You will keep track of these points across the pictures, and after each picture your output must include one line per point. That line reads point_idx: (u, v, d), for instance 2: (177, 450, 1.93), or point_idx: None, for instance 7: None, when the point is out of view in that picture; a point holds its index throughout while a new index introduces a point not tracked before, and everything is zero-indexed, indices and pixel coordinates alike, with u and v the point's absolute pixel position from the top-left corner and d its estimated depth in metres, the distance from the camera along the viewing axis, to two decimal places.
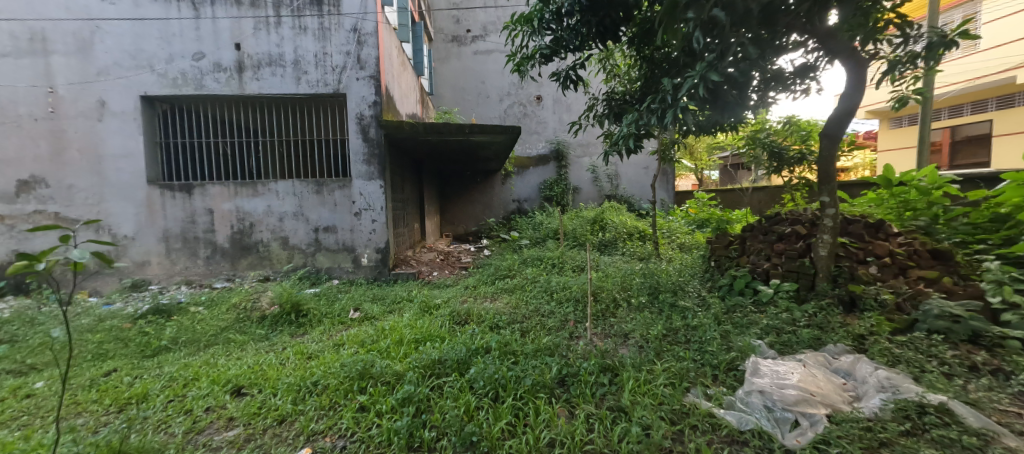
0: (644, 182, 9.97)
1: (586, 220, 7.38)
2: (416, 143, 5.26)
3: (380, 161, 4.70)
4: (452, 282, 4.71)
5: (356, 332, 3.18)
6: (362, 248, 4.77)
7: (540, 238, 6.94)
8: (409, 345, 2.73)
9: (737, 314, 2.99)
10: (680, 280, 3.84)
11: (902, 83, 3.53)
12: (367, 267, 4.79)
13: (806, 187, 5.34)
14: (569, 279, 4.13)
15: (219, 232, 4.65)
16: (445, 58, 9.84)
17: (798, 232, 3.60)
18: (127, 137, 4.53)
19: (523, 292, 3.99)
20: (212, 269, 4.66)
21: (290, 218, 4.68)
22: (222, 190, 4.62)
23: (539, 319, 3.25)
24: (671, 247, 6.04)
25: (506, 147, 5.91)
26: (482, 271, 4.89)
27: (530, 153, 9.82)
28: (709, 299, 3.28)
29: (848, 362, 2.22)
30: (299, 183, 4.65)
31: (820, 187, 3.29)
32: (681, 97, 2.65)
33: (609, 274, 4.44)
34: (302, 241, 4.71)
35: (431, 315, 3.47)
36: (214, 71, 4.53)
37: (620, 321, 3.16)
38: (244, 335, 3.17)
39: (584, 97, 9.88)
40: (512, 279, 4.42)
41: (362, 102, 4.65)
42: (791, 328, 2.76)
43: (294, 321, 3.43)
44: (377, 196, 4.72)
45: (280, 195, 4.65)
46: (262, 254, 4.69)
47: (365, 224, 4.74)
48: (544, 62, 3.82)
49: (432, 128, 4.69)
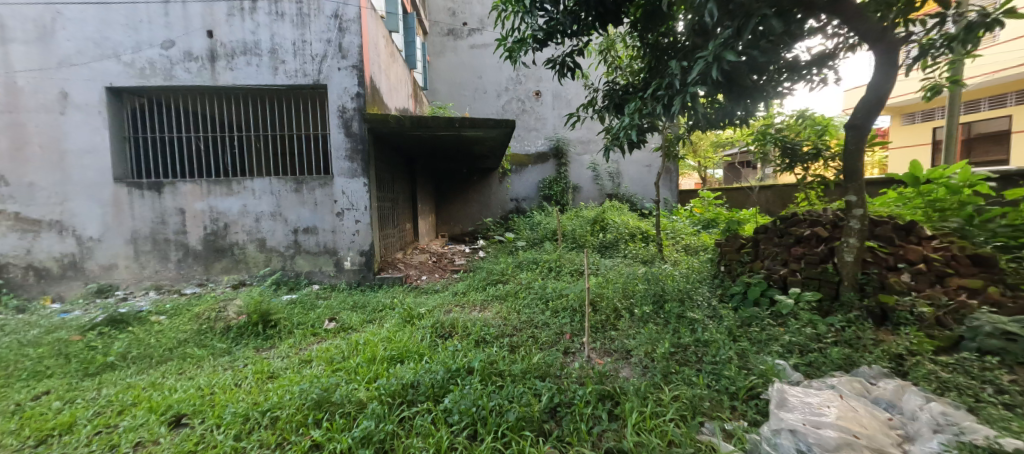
0: (646, 180, 9.61)
1: (587, 220, 7.05)
2: (405, 139, 4.93)
3: (363, 157, 4.37)
4: (441, 288, 4.39)
5: (328, 347, 2.85)
6: (345, 251, 4.44)
7: (537, 239, 6.60)
8: (381, 365, 2.40)
9: (753, 328, 2.66)
10: (687, 287, 3.50)
11: (934, 70, 3.17)
12: (351, 271, 4.47)
13: (822, 185, 5.00)
14: (566, 285, 3.79)
15: (191, 234, 4.34)
16: (441, 52, 9.49)
17: (818, 234, 3.26)
18: (92, 132, 4.21)
19: (515, 299, 3.66)
20: (184, 273, 4.35)
21: (267, 218, 4.36)
22: (194, 188, 4.30)
23: (531, 331, 2.92)
24: (676, 250, 5.70)
25: (501, 143, 5.58)
26: (474, 276, 4.55)
27: (530, 149, 9.49)
28: (722, 310, 2.95)
29: (891, 392, 1.88)
30: (277, 180, 4.33)
31: (847, 185, 2.94)
32: (692, 82, 2.29)
33: (610, 279, 4.10)
34: (280, 243, 4.39)
35: (413, 327, 3.13)
36: (185, 61, 4.21)
37: (621, 334, 2.83)
38: (203, 350, 2.85)
39: (583, 91, 9.52)
40: (505, 284, 4.08)
41: (345, 94, 4.32)
42: (818, 345, 2.42)
43: (261, 334, 3.10)
44: (361, 195, 4.40)
45: (256, 194, 4.33)
46: (238, 257, 4.37)
47: (348, 225, 4.42)
48: (539, 48, 3.49)
49: (420, 121, 4.36)
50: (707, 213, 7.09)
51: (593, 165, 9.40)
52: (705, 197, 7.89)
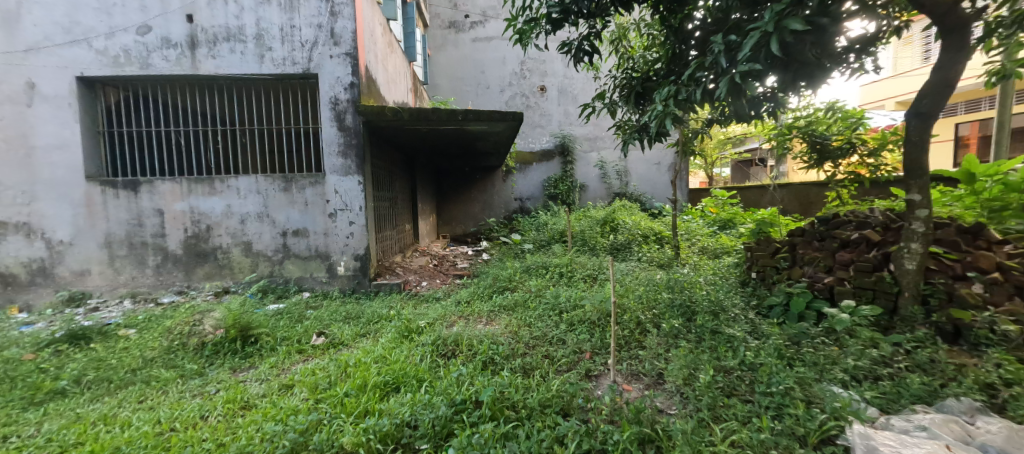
0: (656, 179, 9.24)
1: (597, 221, 6.69)
2: (403, 133, 4.56)
3: (358, 152, 4.00)
4: (442, 296, 4.01)
5: (315, 367, 2.49)
6: (338, 256, 4.08)
7: (544, 241, 6.22)
8: (372, 396, 2.04)
9: (805, 348, 2.30)
10: (718, 296, 3.13)
11: (999, 53, 2.78)
12: (344, 277, 4.10)
13: (856, 183, 4.61)
14: (581, 294, 3.43)
15: (171, 237, 3.98)
16: (441, 45, 9.12)
17: (869, 238, 2.89)
18: (61, 126, 3.86)
19: (525, 310, 3.29)
20: (163, 279, 3.99)
21: (253, 220, 4.00)
22: (174, 187, 3.94)
23: (546, 350, 2.55)
24: (694, 253, 5.32)
25: (507, 139, 5.21)
26: (478, 282, 4.19)
27: (535, 147, 9.11)
28: (764, 326, 2.59)
29: (1002, 437, 1.51)
30: (264, 179, 3.97)
31: (907, 181, 2.56)
32: (742, 59, 1.89)
33: (628, 286, 3.74)
34: (268, 247, 4.03)
35: (411, 343, 2.77)
36: (162, 48, 3.85)
37: (650, 354, 2.46)
38: (171, 372, 2.49)
39: (592, 85, 9.12)
40: (514, 292, 3.72)
41: (337, 83, 3.96)
42: (888, 371, 2.05)
43: (239, 352, 2.73)
44: (356, 194, 4.03)
45: (241, 194, 3.98)
46: (221, 262, 4.01)
47: (341, 227, 4.05)
48: (552, 30, 3.11)
49: (419, 113, 3.99)
50: (724, 213, 6.72)
51: (601, 162, 9.09)
52: (720, 196, 7.51)
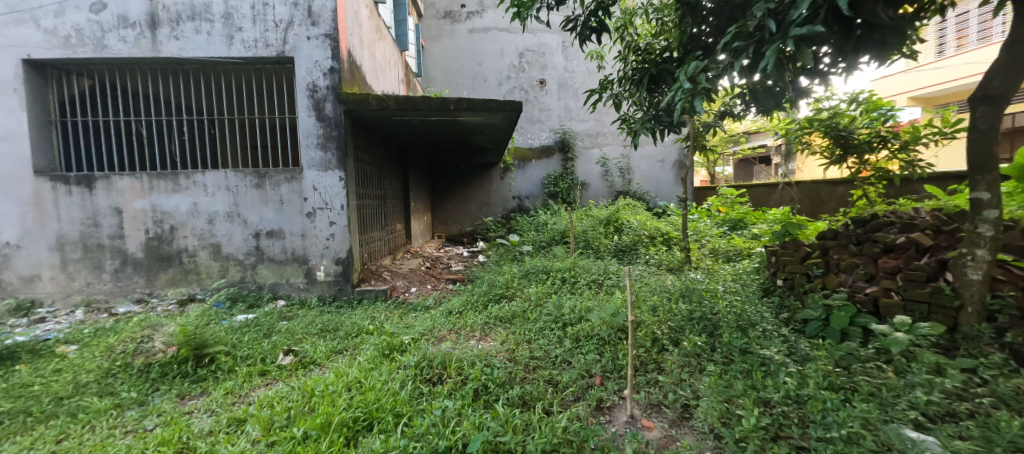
0: (660, 177, 8.90)
1: (600, 220, 6.33)
2: (391, 125, 4.15)
3: (339, 145, 3.61)
4: (433, 304, 3.62)
5: (276, 395, 2.11)
6: (318, 260, 3.68)
7: (544, 242, 5.84)
8: (336, 441, 1.67)
9: (859, 376, 1.92)
10: (744, 307, 2.76)
11: None
12: (324, 283, 3.71)
13: (886, 181, 4.23)
14: (586, 304, 3.05)
15: (130, 239, 3.58)
16: (437, 36, 8.70)
17: (919, 242, 2.52)
18: (5, 114, 3.43)
19: (523, 323, 2.92)
20: (122, 285, 3.59)
21: (222, 220, 3.60)
22: (133, 183, 3.54)
23: (548, 373, 2.19)
24: (705, 256, 4.95)
25: (505, 132, 4.82)
26: (473, 288, 3.80)
27: (534, 143, 8.72)
28: (804, 346, 2.21)
29: None
30: (234, 174, 3.57)
31: (972, 178, 2.20)
32: (797, 21, 1.52)
33: (638, 294, 3.36)
34: (239, 250, 3.63)
35: (393, 363, 2.40)
36: (118, 27, 3.44)
37: (672, 380, 2.09)
38: (105, 401, 2.09)
39: (594, 79, 8.73)
40: (512, 301, 3.34)
41: (316, 68, 3.55)
42: (971, 409, 1.67)
43: (190, 375, 2.34)
44: (337, 191, 3.63)
45: (209, 191, 3.57)
46: (187, 267, 3.61)
47: (320, 228, 3.65)
48: (555, 4, 2.71)
49: (407, 101, 3.59)
50: (733, 213, 6.36)
51: (603, 160, 8.72)
52: (728, 194, 7.15)
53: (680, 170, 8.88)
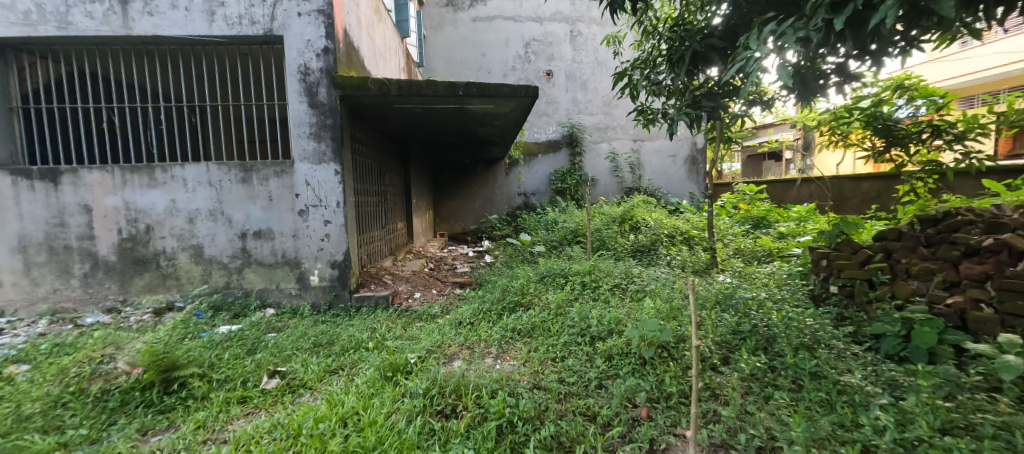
0: (671, 172, 8.55)
1: (613, 218, 5.98)
2: (392, 113, 3.76)
3: (335, 135, 3.23)
4: (439, 313, 3.26)
5: (257, 431, 1.74)
6: (311, 263, 3.30)
7: (556, 242, 5.46)
8: None
9: (976, 413, 1.55)
10: (801, 318, 2.39)
11: None
12: (319, 289, 3.33)
13: (933, 174, 3.82)
14: (616, 314, 2.67)
15: (101, 240, 3.20)
16: (439, 25, 8.24)
17: (1012, 244, 2.11)
18: None
19: (545, 336, 2.56)
20: (93, 292, 3.22)
21: (204, 219, 3.22)
22: (104, 178, 3.17)
23: (584, 403, 1.85)
24: (732, 257, 4.58)
25: (515, 122, 4.44)
26: (483, 294, 3.43)
27: (541, 137, 8.30)
28: (893, 371, 1.83)
29: None
30: (217, 167, 3.19)
31: None
32: None
33: (672, 301, 2.99)
34: (222, 252, 3.25)
35: (398, 387, 2.03)
36: (84, 2, 3.03)
37: (738, 415, 1.72)
38: (48, 439, 1.71)
39: (603, 70, 8.37)
40: (529, 310, 2.95)
41: (307, 48, 3.17)
42: None
43: (155, 404, 1.97)
44: (332, 187, 3.25)
45: (189, 186, 3.19)
46: (165, 271, 3.24)
47: (314, 227, 3.27)
48: None
49: (410, 86, 3.21)
50: (756, 210, 5.98)
51: (612, 154, 8.35)
52: (746, 190, 6.74)
53: (691, 165, 8.57)
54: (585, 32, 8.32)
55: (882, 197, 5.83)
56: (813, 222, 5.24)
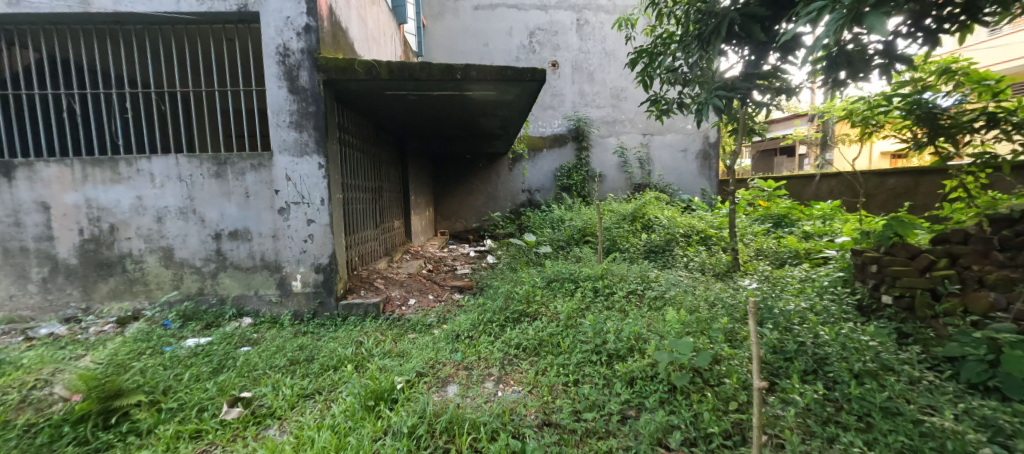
0: (682, 168, 8.18)
1: (623, 216, 5.63)
2: (384, 100, 3.41)
3: (318, 124, 2.88)
4: (435, 323, 2.92)
5: None
6: (293, 267, 2.97)
7: (563, 242, 5.10)
8: None
9: None
10: (857, 335, 2.03)
11: None
12: (302, 296, 3.00)
13: (989, 168, 3.13)
14: (636, 327, 2.32)
15: (61, 241, 2.89)
16: (439, 14, 7.84)
17: None
18: None
19: (556, 354, 2.21)
20: (52, 298, 2.91)
21: (174, 218, 2.89)
22: (62, 172, 2.84)
23: (606, 446, 1.51)
24: (754, 259, 4.23)
25: (518, 112, 4.09)
26: (484, 301, 3.09)
27: (546, 131, 7.94)
28: (989, 410, 1.48)
29: None
30: (187, 160, 2.86)
31: None
32: None
33: (698, 312, 2.63)
34: (195, 255, 2.92)
35: (380, 421, 1.69)
36: None
37: None
38: None
39: (612, 61, 7.98)
40: (535, 322, 2.60)
41: (287, 26, 2.81)
42: None
43: (88, 443, 1.64)
44: (316, 182, 2.91)
45: (156, 181, 2.86)
46: (132, 276, 2.92)
47: (296, 227, 2.93)
48: None
49: (401, 69, 2.86)
50: (777, 207, 5.57)
51: (621, 149, 7.97)
52: (764, 186, 6.29)
53: (703, 160, 8.18)
54: (592, 21, 7.92)
55: (910, 193, 5.45)
56: (841, 221, 4.88)
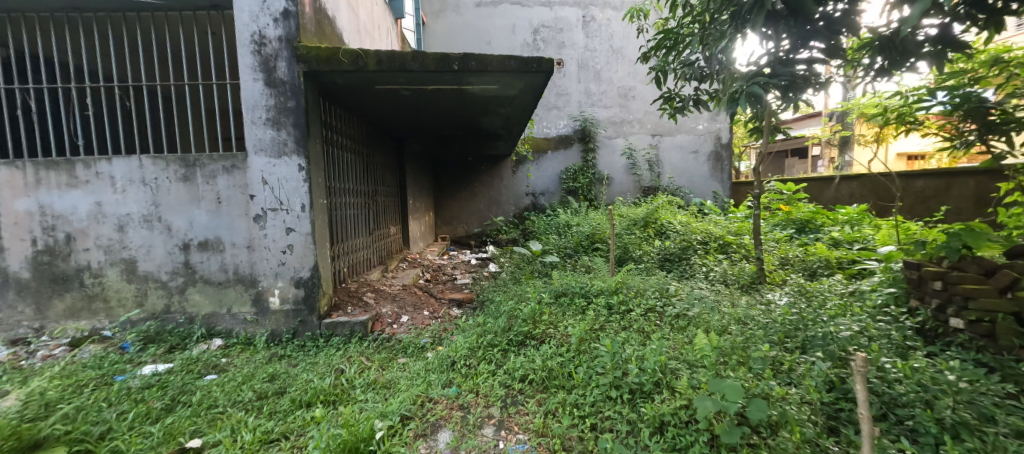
0: (694, 170, 7.82)
1: (634, 222, 5.29)
2: (374, 95, 3.09)
3: (298, 120, 2.57)
4: (429, 345, 2.59)
5: None
6: (270, 281, 2.64)
7: (570, 249, 4.76)
8: None
9: None
10: (936, 373, 1.67)
11: None
12: (280, 314, 2.67)
13: None
14: (662, 356, 1.98)
15: (12, 253, 2.58)
16: (440, 11, 7.54)
17: None
18: None
19: (568, 391, 1.87)
20: (2, 316, 2.60)
21: (137, 226, 2.58)
22: (13, 175, 2.54)
23: None
24: (779, 268, 3.86)
25: (523, 110, 3.77)
26: (484, 320, 2.76)
27: (551, 132, 7.61)
28: None
29: None
30: (152, 163, 2.55)
31: None
32: None
33: (728, 335, 2.29)
34: (161, 268, 2.61)
35: None
36: None
37: None
38: None
39: (619, 59, 7.66)
40: (542, 346, 2.27)
41: (263, 12, 2.51)
42: None
43: None
44: (295, 185, 2.59)
45: (118, 186, 2.56)
46: (91, 292, 2.61)
47: (273, 237, 2.61)
48: None
49: (391, 58, 2.54)
50: (799, 211, 5.20)
51: (629, 150, 7.63)
52: (783, 188, 5.89)
53: (715, 162, 7.82)
54: (598, 17, 7.60)
55: (939, 197, 5.06)
56: (872, 227, 4.50)
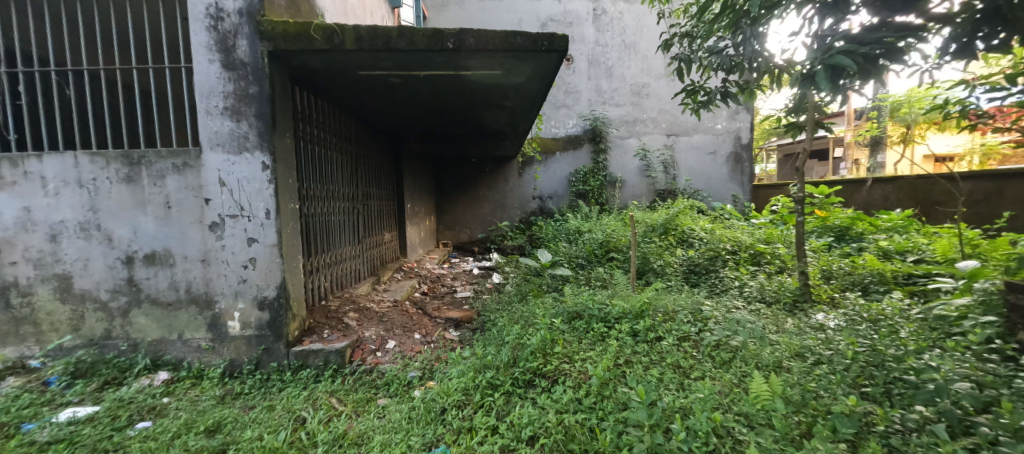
0: (712, 171, 7.31)
1: (652, 228, 4.81)
2: (358, 82, 2.65)
3: (261, 110, 2.15)
4: (418, 380, 2.14)
5: None
6: (229, 302, 2.22)
7: (582, 259, 4.29)
8: None
9: None
10: None
11: None
12: (241, 341, 2.24)
13: None
14: (714, 412, 1.51)
15: None
16: (443, 4, 7.15)
17: None
18: None
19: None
20: None
21: (72, 236, 2.18)
22: None
23: None
24: (824, 282, 3.37)
25: (531, 102, 3.32)
26: (483, 349, 2.30)
27: (559, 132, 7.16)
28: None
29: None
30: (88, 161, 2.14)
31: None
32: None
33: (790, 377, 1.80)
34: (100, 286, 2.20)
35: None
36: None
37: None
38: None
39: (631, 55, 7.19)
40: (556, 389, 1.80)
41: None
42: None
43: None
44: (258, 187, 2.17)
45: (49, 189, 2.15)
46: (19, 314, 2.20)
47: (232, 249, 2.19)
48: None
49: (373, 35, 2.10)
50: (836, 217, 4.68)
51: (643, 151, 7.15)
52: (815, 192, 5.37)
53: (735, 163, 7.30)
54: (610, 10, 7.14)
55: (992, 201, 4.44)
56: (926, 236, 3.97)
